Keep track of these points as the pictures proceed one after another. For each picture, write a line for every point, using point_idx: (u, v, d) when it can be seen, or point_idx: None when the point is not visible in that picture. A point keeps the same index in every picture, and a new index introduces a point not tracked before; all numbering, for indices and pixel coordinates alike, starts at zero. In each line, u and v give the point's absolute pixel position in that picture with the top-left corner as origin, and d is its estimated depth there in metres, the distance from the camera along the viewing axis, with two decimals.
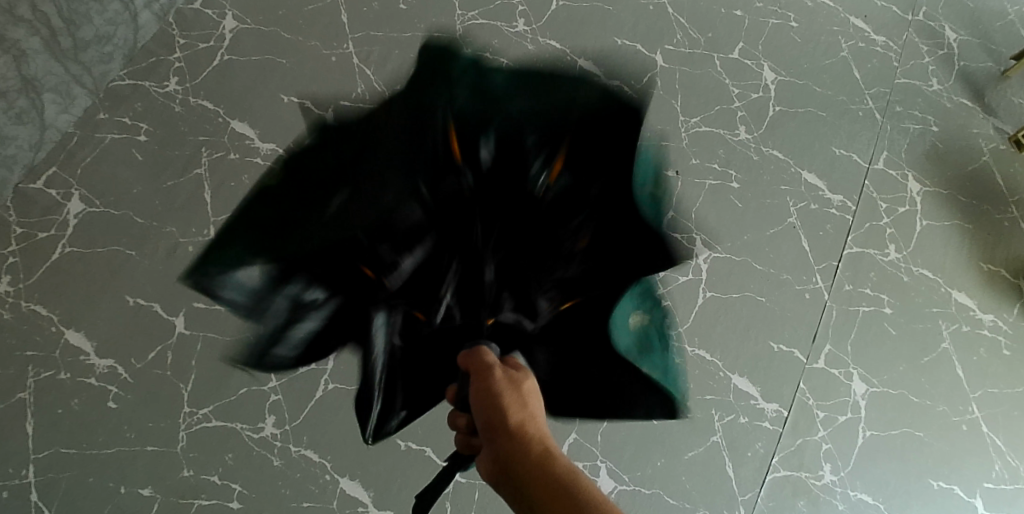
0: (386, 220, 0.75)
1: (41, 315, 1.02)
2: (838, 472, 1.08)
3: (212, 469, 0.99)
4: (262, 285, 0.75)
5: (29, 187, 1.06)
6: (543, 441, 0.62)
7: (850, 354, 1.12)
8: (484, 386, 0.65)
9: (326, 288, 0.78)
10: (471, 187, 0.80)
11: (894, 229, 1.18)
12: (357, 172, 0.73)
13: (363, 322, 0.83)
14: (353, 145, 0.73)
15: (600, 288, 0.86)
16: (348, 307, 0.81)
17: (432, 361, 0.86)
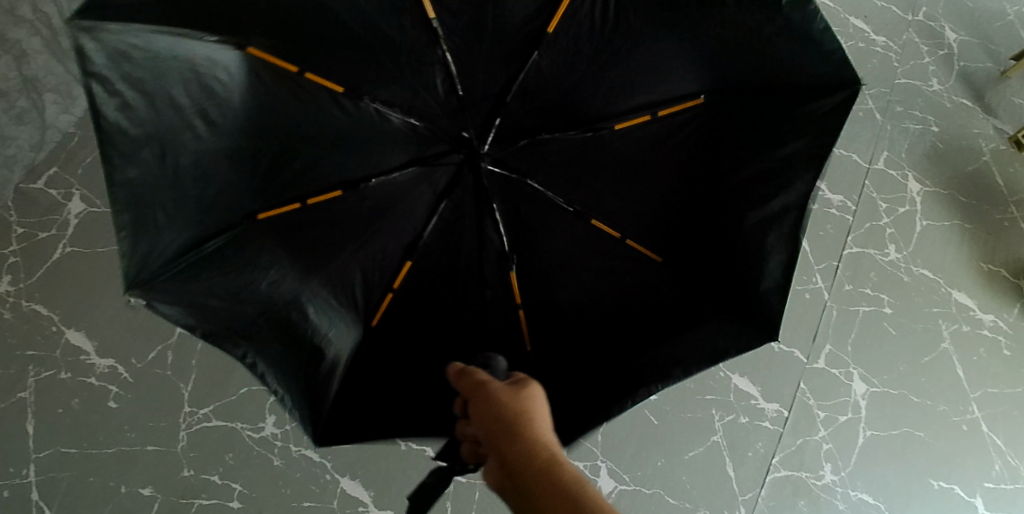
0: (398, 135, 0.75)
1: (42, 314, 1.02)
2: (838, 472, 1.08)
3: (213, 468, 0.99)
4: (223, 220, 0.69)
5: (31, 187, 1.05)
6: (551, 446, 0.55)
7: (850, 354, 1.12)
8: (484, 397, 0.60)
9: (320, 216, 0.73)
10: (484, 104, 0.76)
11: (893, 229, 1.18)
12: (337, 70, 0.71)
13: (347, 251, 0.75)
14: (345, 131, 0.73)
15: (637, 213, 0.81)
16: (331, 236, 0.74)
17: (425, 312, 0.78)
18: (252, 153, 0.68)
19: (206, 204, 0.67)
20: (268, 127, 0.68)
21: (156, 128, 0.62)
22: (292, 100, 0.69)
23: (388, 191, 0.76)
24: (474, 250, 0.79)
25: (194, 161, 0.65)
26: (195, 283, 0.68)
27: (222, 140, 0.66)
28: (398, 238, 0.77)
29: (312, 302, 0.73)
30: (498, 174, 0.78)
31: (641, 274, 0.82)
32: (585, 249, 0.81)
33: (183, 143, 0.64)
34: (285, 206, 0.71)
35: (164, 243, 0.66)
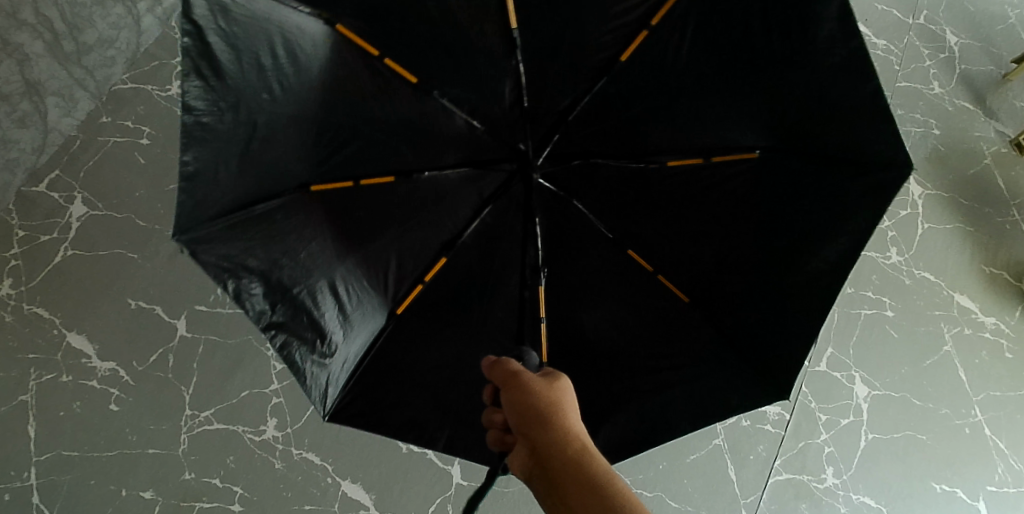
0: (457, 136, 0.74)
1: (44, 317, 1.02)
2: (840, 475, 1.07)
3: (214, 472, 0.99)
4: (274, 185, 0.67)
5: (31, 190, 1.06)
6: (581, 438, 0.56)
7: (851, 357, 1.12)
8: (515, 384, 0.59)
9: (366, 200, 0.71)
10: (549, 118, 0.74)
11: (895, 232, 1.18)
12: (415, 60, 0.69)
13: (386, 237, 0.73)
14: (408, 127, 0.72)
15: (675, 254, 0.76)
16: (372, 219, 0.72)
17: (446, 309, 0.75)
18: (315, 124, 0.67)
19: (265, 165, 0.65)
20: (333, 104, 0.67)
21: (238, 84, 0.61)
22: (370, 83, 0.68)
23: (436, 186, 0.74)
24: (510, 255, 0.76)
25: (268, 121, 0.63)
26: (231, 241, 0.63)
27: (295, 103, 0.65)
28: (437, 230, 0.75)
29: (345, 282, 0.70)
30: (547, 190, 0.76)
31: (668, 316, 0.78)
32: (617, 275, 0.77)
33: (259, 99, 0.62)
34: (333, 183, 0.70)
35: (217, 197, 0.62)
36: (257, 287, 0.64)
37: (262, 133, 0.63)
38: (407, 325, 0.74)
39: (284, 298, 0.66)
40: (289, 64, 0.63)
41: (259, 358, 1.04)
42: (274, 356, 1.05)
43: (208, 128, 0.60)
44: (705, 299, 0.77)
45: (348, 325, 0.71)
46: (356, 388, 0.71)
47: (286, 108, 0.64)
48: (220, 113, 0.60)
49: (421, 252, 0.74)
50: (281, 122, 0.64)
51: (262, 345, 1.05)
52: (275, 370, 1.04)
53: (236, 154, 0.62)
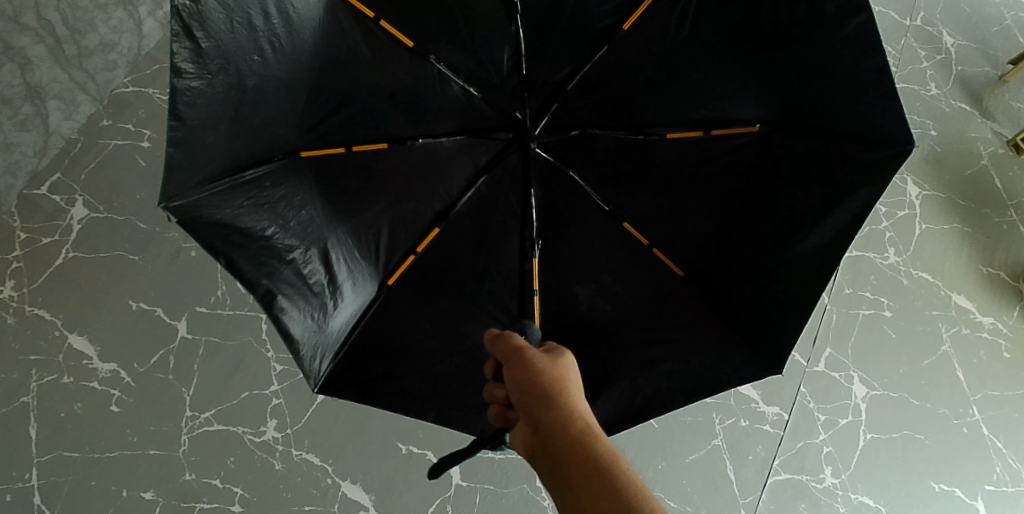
0: (453, 104, 0.74)
1: (45, 319, 1.03)
2: (839, 475, 1.07)
3: (215, 472, 0.99)
4: (264, 150, 0.66)
5: (34, 193, 1.07)
6: (584, 417, 0.56)
7: (849, 357, 1.12)
8: (520, 361, 0.59)
9: (361, 167, 0.71)
10: (546, 88, 0.76)
11: (893, 233, 1.19)
12: (412, 25, 0.71)
13: (379, 205, 0.73)
14: (404, 95, 0.72)
15: (672, 226, 0.76)
16: (366, 186, 0.72)
17: (439, 279, 0.75)
18: (310, 89, 0.67)
19: (255, 130, 0.64)
20: (329, 67, 0.67)
21: (229, 47, 0.60)
22: (368, 46, 0.69)
23: (431, 154, 0.75)
24: (504, 226, 0.76)
25: (257, 83, 0.62)
26: (222, 207, 0.63)
27: (288, 67, 0.64)
28: (431, 198, 0.75)
29: (336, 251, 0.71)
30: (543, 159, 0.76)
31: (662, 291, 0.77)
32: (613, 249, 0.77)
33: (253, 57, 0.62)
34: (327, 149, 0.70)
35: (207, 162, 0.62)
36: (247, 258, 0.64)
37: (252, 97, 0.62)
38: (400, 292, 0.74)
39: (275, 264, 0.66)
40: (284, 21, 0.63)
41: (259, 359, 1.05)
42: (274, 357, 1.05)
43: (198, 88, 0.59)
44: (699, 275, 0.77)
45: (339, 292, 0.71)
46: (348, 356, 0.72)
47: (281, 69, 0.64)
48: (211, 72, 0.59)
49: (413, 221, 0.74)
50: (276, 83, 0.64)
51: (262, 346, 1.06)
52: (275, 371, 1.05)
53: (227, 115, 0.61)
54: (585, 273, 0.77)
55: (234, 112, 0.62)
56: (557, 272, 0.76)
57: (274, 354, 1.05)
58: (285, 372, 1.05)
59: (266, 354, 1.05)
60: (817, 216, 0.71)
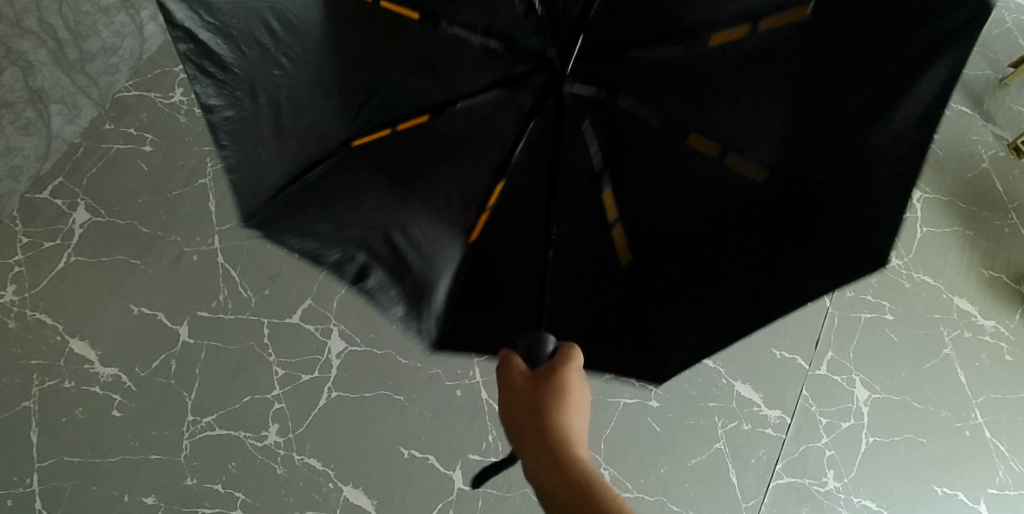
0: (475, 54, 0.64)
1: (46, 323, 1.03)
2: (842, 478, 1.06)
3: (216, 477, 0.98)
4: (317, 148, 0.61)
5: (36, 197, 1.09)
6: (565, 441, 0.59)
7: (851, 360, 1.13)
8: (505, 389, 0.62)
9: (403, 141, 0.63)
10: (568, 23, 0.64)
11: (894, 235, 1.20)
12: None
13: (435, 174, 0.64)
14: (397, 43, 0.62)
15: (755, 136, 0.58)
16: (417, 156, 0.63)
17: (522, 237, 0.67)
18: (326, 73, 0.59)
19: (304, 133, 0.60)
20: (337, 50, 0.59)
21: (248, 71, 0.55)
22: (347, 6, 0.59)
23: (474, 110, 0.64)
24: (568, 172, 0.65)
25: (289, 95, 0.57)
26: (292, 217, 0.58)
27: (310, 72, 0.58)
28: (482, 152, 0.65)
29: (412, 226, 0.63)
30: (585, 93, 0.63)
31: (757, 214, 0.58)
32: (687, 176, 0.61)
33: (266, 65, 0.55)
34: (374, 133, 0.63)
35: (269, 177, 0.58)
36: (331, 251, 0.58)
37: (287, 111, 0.58)
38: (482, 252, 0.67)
39: (360, 256, 0.60)
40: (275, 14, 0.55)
41: (262, 364, 1.05)
42: (277, 361, 1.05)
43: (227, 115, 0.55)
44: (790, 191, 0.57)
45: (428, 262, 0.64)
46: (458, 328, 0.66)
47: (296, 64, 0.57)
48: (236, 94, 0.55)
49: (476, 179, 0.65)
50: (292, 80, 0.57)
51: (265, 351, 1.06)
52: (278, 375, 1.04)
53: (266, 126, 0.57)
54: (664, 206, 0.62)
55: (272, 119, 0.57)
56: (638, 212, 0.63)
57: (276, 358, 1.05)
58: (287, 376, 1.04)
59: (270, 359, 1.05)
60: (932, 99, 0.51)
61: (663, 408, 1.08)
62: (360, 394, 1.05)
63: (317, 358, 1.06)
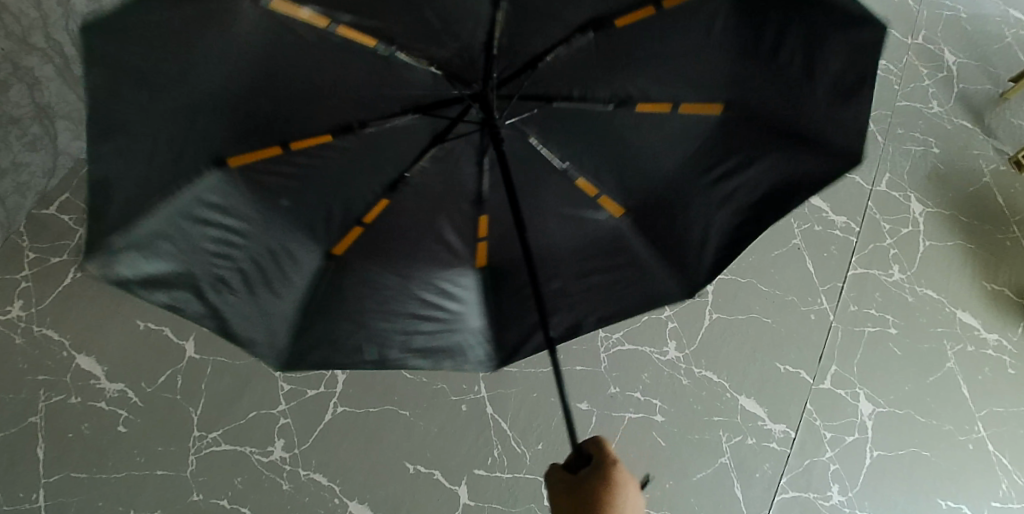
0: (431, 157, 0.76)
1: (53, 339, 1.03)
2: (846, 492, 1.07)
3: (222, 493, 0.98)
4: (602, 248, 0.85)
5: (43, 213, 1.09)
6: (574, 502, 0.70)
7: (856, 374, 1.13)
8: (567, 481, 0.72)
9: (561, 85, 0.72)
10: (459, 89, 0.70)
11: (897, 250, 1.21)
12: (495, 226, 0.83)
13: (641, 200, 0.82)
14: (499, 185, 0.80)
15: (707, 85, 0.73)
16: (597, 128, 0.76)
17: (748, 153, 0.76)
18: (539, 214, 0.83)
19: (605, 247, 0.85)
20: (503, 226, 0.83)
21: (551, 301, 0.85)
22: (429, 194, 0.79)
23: (562, 64, 0.70)
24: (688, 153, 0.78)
25: (578, 269, 0.85)
26: (682, 261, 0.84)
27: (563, 243, 0.84)
28: (666, 184, 0.81)
29: (705, 220, 0.81)
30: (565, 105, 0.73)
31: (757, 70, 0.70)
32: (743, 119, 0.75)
33: (552, 285, 0.84)
34: (604, 208, 0.82)
35: (670, 283, 0.84)
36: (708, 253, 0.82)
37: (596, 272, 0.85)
38: (750, 127, 0.75)
39: (709, 188, 0.79)
40: (522, 279, 0.86)
41: (269, 379, 1.05)
42: (283, 377, 1.05)
43: (632, 290, 0.85)
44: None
45: (734, 192, 0.78)
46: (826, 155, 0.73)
47: (559, 258, 0.85)
48: (613, 282, 0.85)
49: (675, 185, 0.80)
50: (567, 253, 0.85)
51: (272, 367, 1.06)
52: (284, 390, 1.04)
53: (621, 276, 0.85)
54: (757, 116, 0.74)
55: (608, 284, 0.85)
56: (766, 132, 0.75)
57: (282, 373, 1.05)
58: (293, 391, 1.05)
59: (276, 374, 1.05)
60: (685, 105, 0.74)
61: (669, 423, 1.08)
62: (367, 409, 1.05)
63: (323, 373, 1.06)
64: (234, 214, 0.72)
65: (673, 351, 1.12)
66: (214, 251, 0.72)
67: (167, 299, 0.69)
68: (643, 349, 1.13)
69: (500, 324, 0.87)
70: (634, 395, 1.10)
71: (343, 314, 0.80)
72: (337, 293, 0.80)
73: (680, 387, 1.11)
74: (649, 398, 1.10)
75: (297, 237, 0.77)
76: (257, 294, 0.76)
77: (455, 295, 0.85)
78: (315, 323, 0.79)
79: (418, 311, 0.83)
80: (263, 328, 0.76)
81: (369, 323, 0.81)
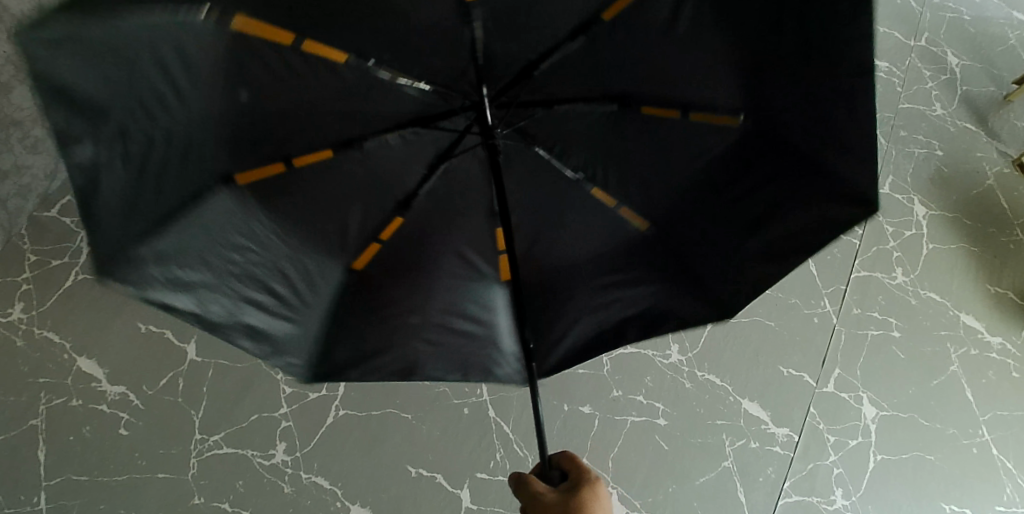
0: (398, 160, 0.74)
1: (54, 342, 1.03)
2: (849, 496, 1.06)
3: (223, 496, 0.98)
4: (471, 307, 0.81)
5: (45, 215, 1.08)
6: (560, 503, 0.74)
7: (859, 378, 1.12)
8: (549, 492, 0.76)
9: (550, 136, 0.75)
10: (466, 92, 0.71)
11: (900, 253, 1.21)
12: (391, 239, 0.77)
13: (534, 262, 0.80)
14: (428, 209, 0.77)
15: (662, 189, 0.75)
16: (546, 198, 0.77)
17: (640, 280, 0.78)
18: (431, 251, 0.78)
19: (470, 308, 0.80)
20: (408, 238, 0.77)
21: (391, 346, 0.77)
22: (338, 187, 0.72)
23: (574, 116, 0.73)
24: (601, 244, 0.79)
25: (434, 315, 0.79)
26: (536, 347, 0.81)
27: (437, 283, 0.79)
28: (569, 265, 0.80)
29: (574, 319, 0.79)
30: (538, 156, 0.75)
31: (729, 181, 0.73)
32: (667, 229, 0.77)
33: (407, 318, 0.78)
34: (499, 266, 0.81)
35: (511, 362, 0.81)
36: (555, 352, 0.80)
37: (448, 326, 0.79)
38: (663, 248, 0.78)
39: (596, 290, 0.79)
40: (381, 305, 0.78)
41: (270, 381, 1.05)
42: (285, 380, 1.05)
43: (454, 356, 0.79)
44: (818, 64, 0.62)
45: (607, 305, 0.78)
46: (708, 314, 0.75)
47: (422, 294, 0.78)
48: (454, 340, 0.79)
49: (571, 264, 0.80)
50: (440, 295, 0.79)
51: (273, 369, 1.05)
52: (285, 393, 1.04)
53: (469, 340, 0.80)
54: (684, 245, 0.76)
55: (454, 336, 0.79)
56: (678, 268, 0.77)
57: (284, 376, 1.05)
58: (294, 394, 1.04)
59: (277, 377, 1.05)
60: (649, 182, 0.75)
61: (672, 427, 1.08)
62: (370, 413, 1.05)
63: None
64: (181, 80, 0.59)
65: (676, 354, 1.12)
66: (157, 103, 0.59)
67: (62, 125, 0.53)
68: (645, 353, 1.12)
69: (333, 342, 0.76)
70: (637, 398, 1.09)
71: (198, 257, 0.66)
72: (190, 225, 0.66)
73: (683, 391, 1.10)
74: (651, 402, 1.09)
75: (222, 152, 0.66)
76: (142, 179, 0.61)
77: (298, 283, 0.74)
78: (169, 260, 0.64)
79: (271, 285, 0.72)
80: (124, 207, 0.60)
81: (222, 269, 0.68)
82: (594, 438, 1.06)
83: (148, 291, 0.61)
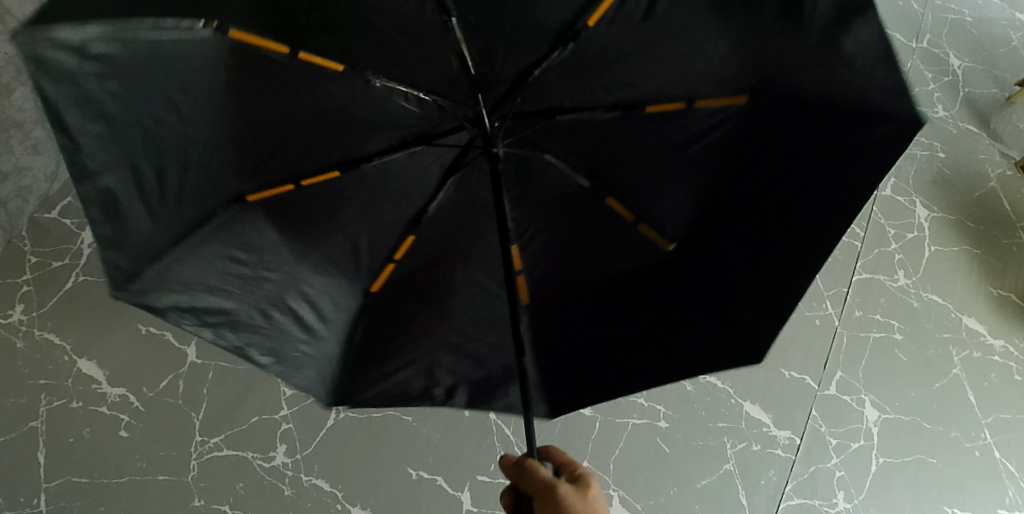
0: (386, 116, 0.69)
1: (54, 344, 1.03)
2: (851, 500, 1.06)
3: (223, 499, 0.98)
4: (326, 305, 0.75)
5: (45, 217, 1.09)
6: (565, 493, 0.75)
7: (861, 381, 1.12)
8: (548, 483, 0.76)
9: (518, 175, 0.73)
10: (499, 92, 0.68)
11: (902, 255, 1.20)
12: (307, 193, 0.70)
13: (421, 270, 0.76)
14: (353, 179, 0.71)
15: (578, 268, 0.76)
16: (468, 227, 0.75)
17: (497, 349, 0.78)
18: (317, 232, 0.72)
19: (321, 303, 0.75)
20: (289, 206, 0.70)
21: (233, 311, 0.70)
22: (283, 137, 0.67)
23: (551, 177, 0.73)
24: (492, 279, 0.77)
25: (284, 300, 0.72)
26: (368, 369, 0.77)
27: (301, 267, 0.73)
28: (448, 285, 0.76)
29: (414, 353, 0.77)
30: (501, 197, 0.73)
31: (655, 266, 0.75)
32: (556, 298, 0.77)
33: (263, 277, 0.71)
34: (381, 273, 0.76)
35: (313, 368, 0.75)
36: (363, 384, 0.77)
37: (287, 317, 0.73)
38: (543, 315, 0.77)
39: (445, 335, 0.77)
40: (239, 260, 0.70)
41: (271, 384, 1.05)
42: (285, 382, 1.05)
43: (269, 343, 0.72)
44: (841, 194, 0.64)
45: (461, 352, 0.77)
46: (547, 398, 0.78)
47: (287, 269, 0.72)
48: (286, 328, 0.73)
49: (451, 283, 0.76)
50: (297, 278, 0.73)
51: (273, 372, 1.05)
52: (285, 396, 1.04)
53: (308, 342, 0.74)
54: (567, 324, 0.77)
55: (285, 317, 0.73)
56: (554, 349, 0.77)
57: None
58: (295, 397, 1.04)
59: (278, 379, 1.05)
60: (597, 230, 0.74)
61: (673, 429, 1.08)
62: (370, 415, 1.04)
63: None
64: None
65: None
66: None
67: None
68: None
69: (174, 270, 0.66)
70: (638, 401, 1.09)
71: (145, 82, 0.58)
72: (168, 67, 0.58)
73: (684, 394, 1.10)
74: (652, 404, 1.09)
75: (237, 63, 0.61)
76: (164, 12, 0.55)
77: (186, 171, 0.64)
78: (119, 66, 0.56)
79: (165, 164, 0.62)
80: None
81: (141, 114, 0.58)
82: (595, 441, 1.06)
83: (46, 77, 0.52)
